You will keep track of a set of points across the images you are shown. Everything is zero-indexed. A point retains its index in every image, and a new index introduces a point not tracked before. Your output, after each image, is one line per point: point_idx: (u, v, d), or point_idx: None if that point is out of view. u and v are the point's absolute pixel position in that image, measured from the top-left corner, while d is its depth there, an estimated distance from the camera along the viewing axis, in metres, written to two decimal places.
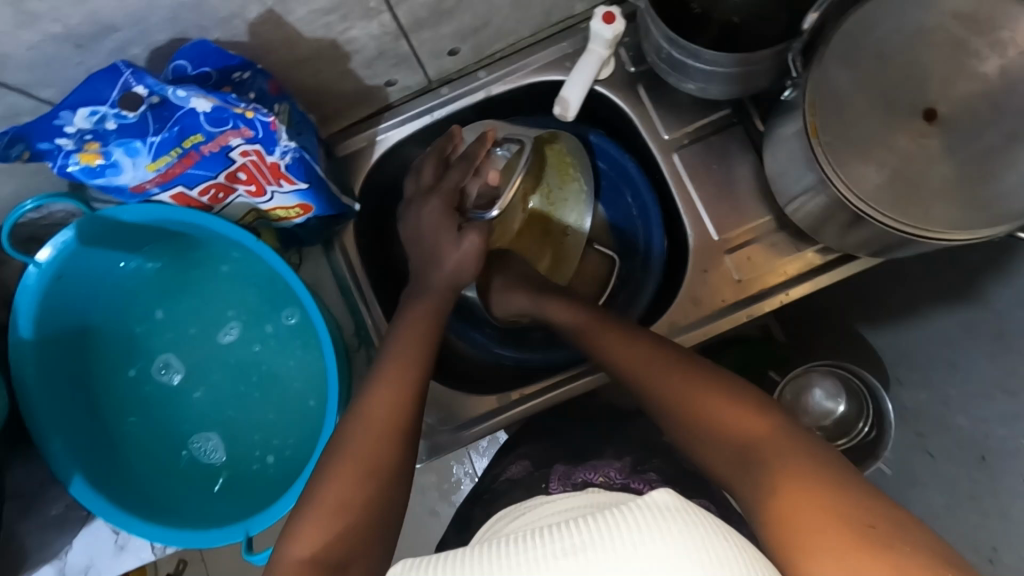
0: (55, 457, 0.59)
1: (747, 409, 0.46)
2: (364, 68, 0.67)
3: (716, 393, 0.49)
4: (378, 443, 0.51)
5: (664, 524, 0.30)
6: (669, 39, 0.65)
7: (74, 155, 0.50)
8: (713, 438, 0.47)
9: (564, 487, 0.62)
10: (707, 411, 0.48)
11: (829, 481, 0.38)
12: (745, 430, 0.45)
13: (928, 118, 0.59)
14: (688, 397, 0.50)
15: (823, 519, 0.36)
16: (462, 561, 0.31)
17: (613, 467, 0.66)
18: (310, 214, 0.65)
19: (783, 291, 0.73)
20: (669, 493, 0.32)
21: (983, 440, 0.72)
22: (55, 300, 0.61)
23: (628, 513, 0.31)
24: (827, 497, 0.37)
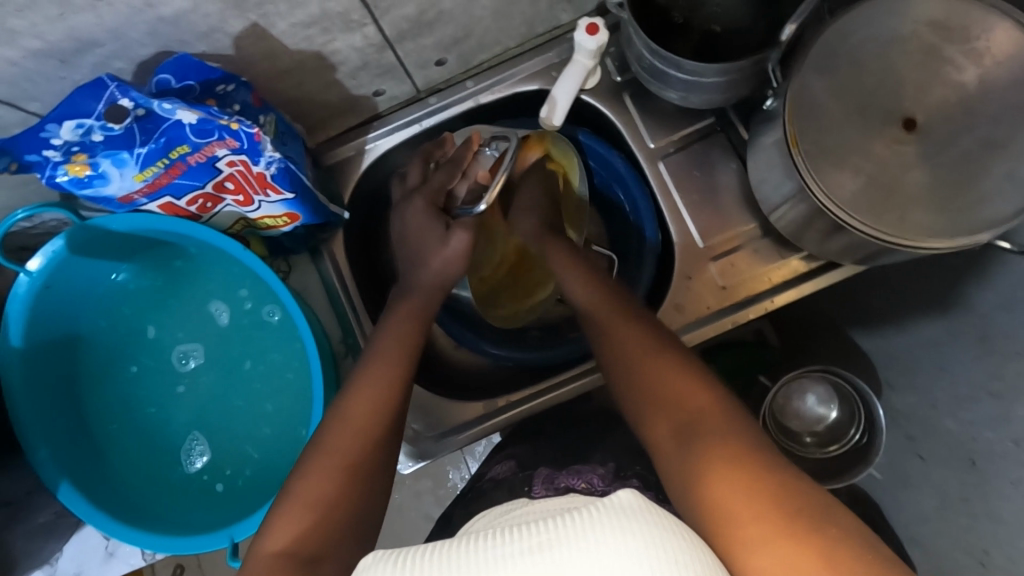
0: (44, 464, 0.60)
1: (701, 393, 0.48)
2: (350, 79, 0.68)
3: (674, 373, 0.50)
4: (354, 441, 0.51)
5: (629, 523, 0.31)
6: (650, 49, 0.65)
7: (61, 166, 0.50)
8: (653, 414, 0.49)
9: (546, 491, 0.65)
10: (661, 383, 0.50)
11: (761, 467, 0.40)
12: (691, 405, 0.47)
13: (906, 126, 0.60)
14: (643, 368, 0.52)
15: (748, 503, 0.38)
16: (439, 560, 0.32)
17: (597, 472, 0.67)
18: (298, 222, 0.66)
19: (768, 298, 0.73)
20: (632, 494, 0.34)
21: (970, 443, 0.72)
22: (44, 308, 0.61)
23: (595, 514, 0.32)
24: (749, 476, 0.40)
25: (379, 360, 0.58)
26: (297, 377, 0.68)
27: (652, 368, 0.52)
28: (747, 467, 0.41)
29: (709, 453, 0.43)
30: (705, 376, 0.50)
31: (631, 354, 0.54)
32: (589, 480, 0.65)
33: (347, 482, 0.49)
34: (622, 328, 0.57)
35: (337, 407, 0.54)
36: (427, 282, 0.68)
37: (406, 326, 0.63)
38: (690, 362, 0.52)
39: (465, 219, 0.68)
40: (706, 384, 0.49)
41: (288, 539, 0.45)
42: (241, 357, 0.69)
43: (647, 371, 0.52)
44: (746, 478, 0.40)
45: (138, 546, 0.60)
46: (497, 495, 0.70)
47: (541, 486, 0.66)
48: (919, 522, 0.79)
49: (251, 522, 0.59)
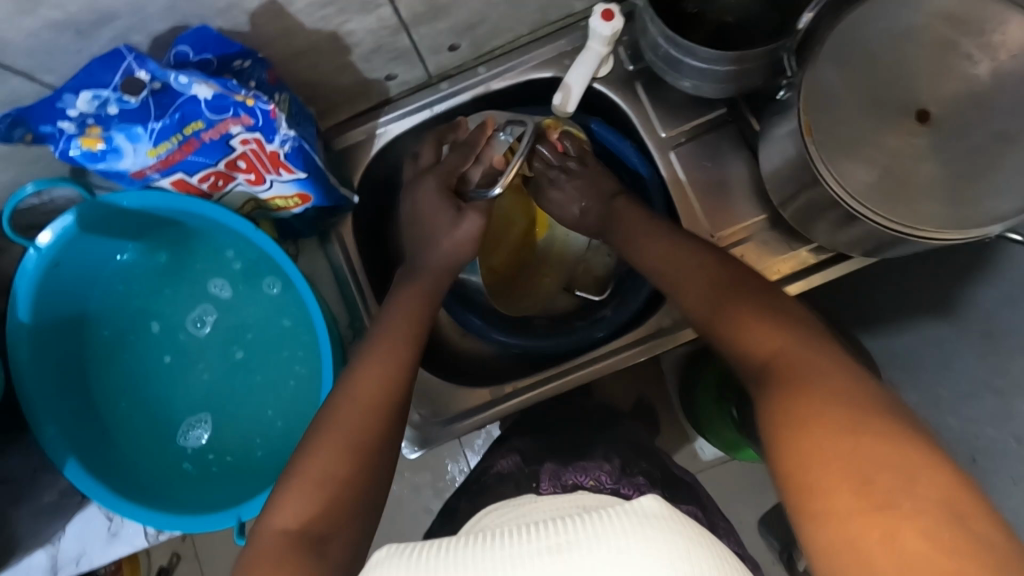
0: (50, 441, 0.60)
1: (797, 347, 0.44)
2: (363, 62, 0.67)
3: (760, 320, 0.48)
4: (363, 418, 0.52)
5: (653, 528, 0.32)
6: (667, 37, 0.65)
7: (75, 139, 0.50)
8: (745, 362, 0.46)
9: (553, 487, 0.62)
10: (758, 334, 0.47)
11: (849, 414, 0.37)
12: (787, 358, 0.43)
13: (921, 118, 0.60)
14: (739, 326, 0.49)
15: (842, 464, 0.34)
16: (453, 553, 0.32)
17: (604, 469, 0.67)
18: (309, 204, 0.66)
19: (776, 289, 0.73)
20: (655, 499, 0.34)
21: (972, 441, 0.73)
22: (53, 284, 0.61)
23: (619, 518, 0.32)
24: (851, 431, 0.36)
25: (391, 340, 0.58)
26: (306, 358, 0.68)
27: (748, 317, 0.48)
28: (854, 419, 0.36)
29: (807, 405, 0.39)
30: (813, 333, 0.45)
31: (732, 308, 0.50)
32: (597, 478, 0.65)
33: (358, 461, 0.49)
34: (714, 288, 0.54)
35: (345, 382, 0.55)
36: (439, 268, 0.67)
37: (418, 308, 0.63)
38: (788, 311, 0.48)
39: (480, 203, 0.68)
40: (812, 339, 0.45)
41: (298, 520, 0.45)
42: (250, 336, 0.69)
43: (748, 325, 0.48)
44: (857, 435, 0.35)
45: (142, 524, 0.59)
46: (503, 491, 0.69)
47: (548, 483, 0.64)
48: None
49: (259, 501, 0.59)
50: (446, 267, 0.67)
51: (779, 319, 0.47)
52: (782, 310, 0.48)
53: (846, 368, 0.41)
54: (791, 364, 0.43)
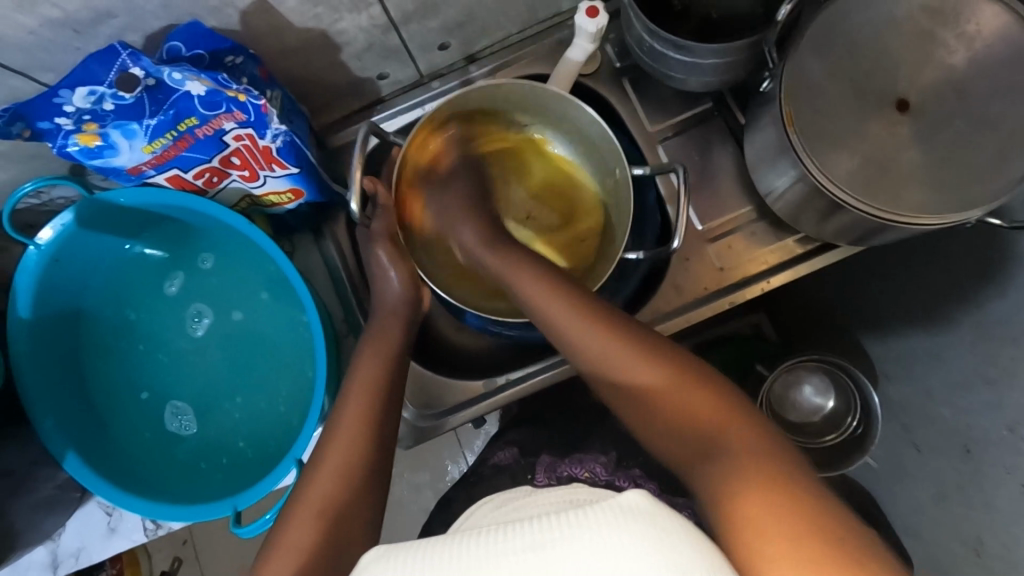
0: (49, 434, 0.61)
1: (712, 404, 0.48)
2: (355, 60, 0.69)
3: (684, 387, 0.50)
4: (336, 481, 0.53)
5: (637, 523, 0.31)
6: (649, 31, 0.66)
7: (73, 135, 0.52)
8: (679, 434, 0.48)
9: (550, 480, 0.67)
10: (691, 414, 0.49)
11: (781, 480, 0.40)
12: (713, 425, 0.47)
13: (900, 108, 0.61)
14: (685, 406, 0.49)
15: (781, 529, 0.36)
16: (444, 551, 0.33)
17: (599, 462, 0.69)
18: (302, 200, 0.67)
19: (764, 279, 0.74)
20: (637, 494, 0.33)
21: (966, 431, 0.73)
22: (52, 280, 0.63)
23: (596, 513, 0.32)
24: (779, 494, 0.39)
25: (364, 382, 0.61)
26: (299, 353, 0.69)
27: (687, 398, 0.49)
28: (778, 483, 0.40)
29: (730, 471, 0.42)
30: (745, 409, 0.48)
31: (664, 393, 0.51)
32: (592, 469, 0.68)
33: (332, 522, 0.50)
34: (655, 372, 0.52)
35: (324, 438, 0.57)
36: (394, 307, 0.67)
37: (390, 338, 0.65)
38: (703, 371, 0.51)
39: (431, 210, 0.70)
40: (734, 400, 0.49)
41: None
42: (242, 333, 0.70)
43: (695, 403, 0.49)
44: (772, 486, 0.40)
45: (135, 513, 0.60)
46: (500, 483, 0.72)
47: (544, 475, 0.68)
48: (916, 511, 0.81)
49: (253, 490, 0.59)
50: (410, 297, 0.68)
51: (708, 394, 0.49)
52: (713, 382, 0.50)
53: (771, 440, 0.45)
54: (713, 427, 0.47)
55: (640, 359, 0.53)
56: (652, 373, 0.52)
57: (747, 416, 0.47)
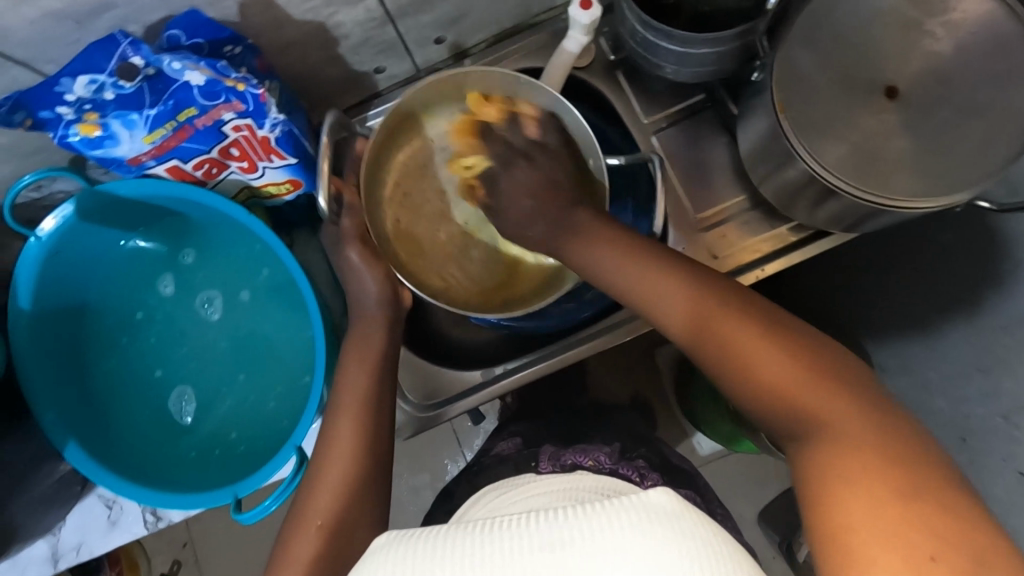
0: (51, 425, 0.62)
1: (781, 349, 0.44)
2: (351, 54, 0.70)
3: (737, 319, 0.47)
4: (329, 497, 0.54)
5: (661, 525, 0.32)
6: (642, 23, 0.67)
7: (74, 125, 0.53)
8: (738, 374, 0.45)
9: (553, 467, 0.65)
10: (757, 359, 0.44)
11: (888, 473, 0.35)
12: (781, 371, 0.43)
13: (889, 95, 0.62)
14: (753, 354, 0.45)
15: (883, 513, 0.33)
16: (457, 543, 0.33)
17: (603, 451, 0.69)
18: (300, 191, 0.68)
19: (758, 267, 0.75)
20: (665, 493, 0.35)
21: (964, 423, 0.74)
22: (52, 272, 0.64)
23: (626, 511, 0.33)
24: (888, 484, 0.35)
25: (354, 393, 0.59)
26: (297, 342, 0.69)
27: (759, 346, 0.44)
28: (882, 474, 0.35)
29: (839, 457, 0.37)
30: (825, 355, 0.43)
31: (721, 329, 0.47)
32: (596, 457, 0.67)
33: (330, 541, 0.51)
34: (713, 312, 0.48)
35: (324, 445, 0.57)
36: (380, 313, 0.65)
37: (375, 340, 0.63)
38: (756, 301, 0.48)
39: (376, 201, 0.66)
40: (810, 348, 0.44)
41: None
42: (241, 323, 0.70)
43: (761, 343, 0.45)
44: (882, 478, 0.35)
45: (137, 501, 0.60)
46: (501, 469, 0.69)
47: (548, 462, 0.66)
48: None
49: (254, 476, 0.59)
50: (388, 298, 0.65)
51: (779, 338, 0.45)
52: (766, 314, 0.47)
53: (865, 405, 0.40)
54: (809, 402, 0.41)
55: (690, 291, 0.50)
56: (696, 308, 0.49)
57: (830, 365, 0.43)
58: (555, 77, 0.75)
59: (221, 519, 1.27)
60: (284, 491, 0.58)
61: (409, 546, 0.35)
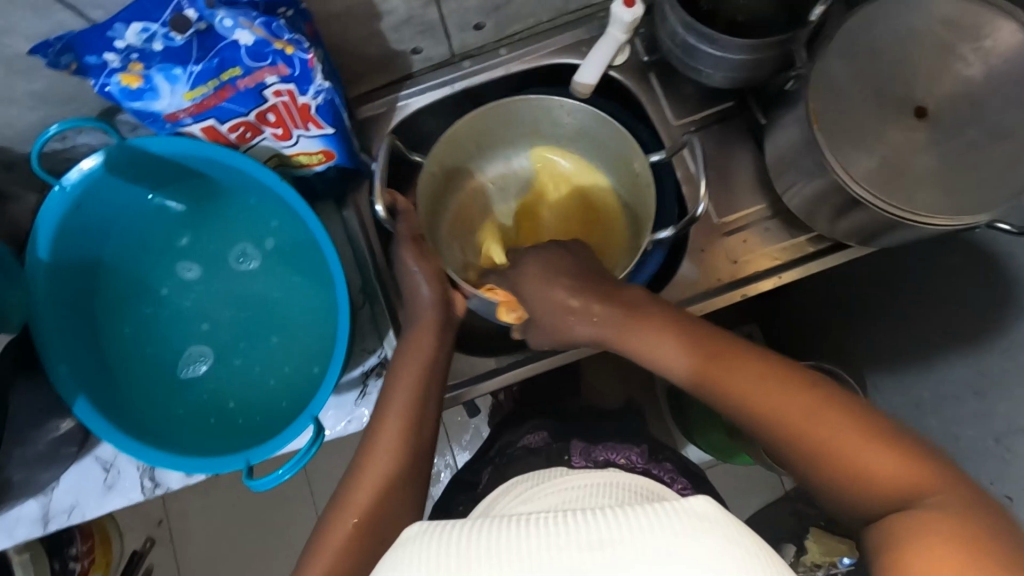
0: (61, 379, 0.60)
1: (829, 415, 0.44)
2: (392, 32, 0.70)
3: (776, 385, 0.48)
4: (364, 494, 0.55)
5: (701, 530, 0.31)
6: (685, 24, 0.69)
7: (117, 74, 0.52)
8: (791, 444, 0.46)
9: (585, 462, 0.68)
10: (806, 426, 0.45)
11: (964, 530, 0.35)
12: (827, 436, 0.44)
13: (918, 114, 0.64)
14: (820, 434, 0.44)
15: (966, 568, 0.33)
16: (494, 537, 0.32)
17: (634, 451, 0.73)
18: (332, 162, 0.68)
19: (776, 275, 0.76)
20: (709, 500, 0.33)
21: (953, 444, 0.76)
22: (73, 224, 0.63)
23: (670, 517, 0.31)
24: (968, 542, 0.35)
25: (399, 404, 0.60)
26: (315, 314, 0.69)
27: (827, 423, 0.44)
28: (961, 532, 0.35)
29: (913, 526, 0.37)
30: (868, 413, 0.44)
31: (799, 418, 0.45)
32: (628, 457, 0.71)
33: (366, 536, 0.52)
34: (797, 400, 0.46)
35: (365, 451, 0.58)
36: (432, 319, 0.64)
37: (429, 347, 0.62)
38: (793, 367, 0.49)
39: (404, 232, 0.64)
40: (851, 407, 0.45)
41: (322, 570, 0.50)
42: (263, 289, 0.70)
43: (845, 430, 0.43)
44: (960, 537, 0.35)
45: (143, 462, 0.59)
46: (534, 461, 0.72)
47: (581, 457, 0.69)
48: None
49: (270, 443, 0.59)
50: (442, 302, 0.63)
51: (840, 409, 0.45)
52: (804, 377, 0.48)
53: (924, 465, 0.41)
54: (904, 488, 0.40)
55: (724, 358, 0.51)
56: (704, 361, 0.51)
57: (882, 424, 0.43)
58: (592, 72, 0.75)
59: (200, 500, 1.25)
60: (299, 461, 0.57)
61: (435, 535, 0.34)
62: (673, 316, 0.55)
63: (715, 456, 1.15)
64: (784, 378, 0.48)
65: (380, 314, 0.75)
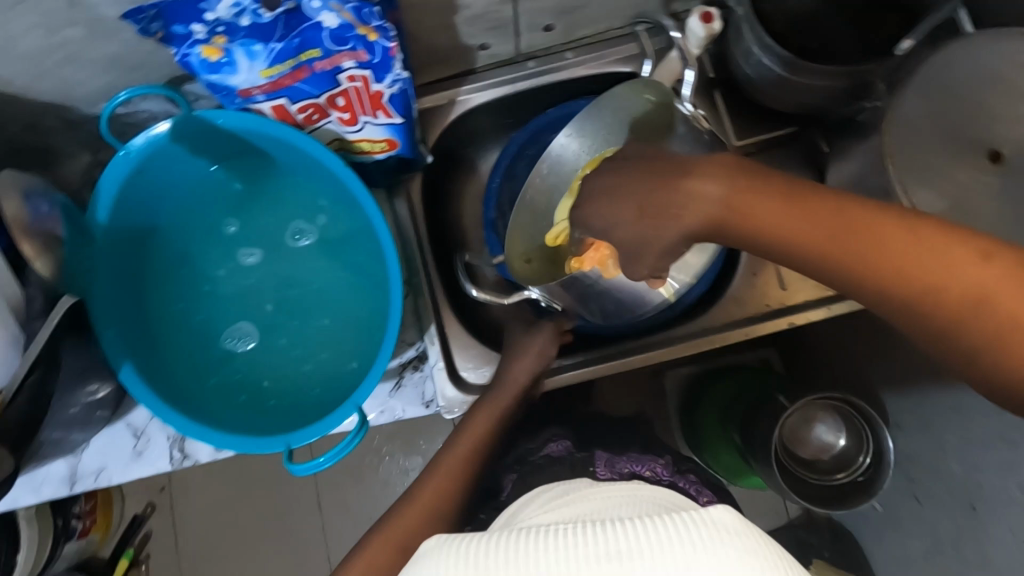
0: (106, 343, 0.59)
1: (893, 239, 0.43)
2: (465, 26, 0.69)
3: (835, 217, 0.44)
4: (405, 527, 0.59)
5: (718, 541, 0.34)
6: (761, 44, 0.67)
7: (200, 45, 0.52)
8: (854, 277, 0.44)
9: (610, 474, 0.68)
10: (869, 254, 0.43)
11: None
12: (899, 265, 0.42)
13: (992, 158, 0.61)
14: (892, 263, 0.42)
15: None
16: (517, 544, 0.35)
17: (659, 462, 0.73)
18: (393, 152, 0.67)
19: (825, 307, 0.73)
20: (729, 510, 0.35)
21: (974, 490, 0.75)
22: (132, 188, 0.63)
23: (689, 529, 0.34)
24: None
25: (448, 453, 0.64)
26: (360, 299, 0.68)
27: (897, 252, 0.42)
28: None
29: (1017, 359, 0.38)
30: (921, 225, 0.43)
31: (914, 272, 0.42)
32: (653, 468, 0.70)
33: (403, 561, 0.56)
34: (853, 227, 0.44)
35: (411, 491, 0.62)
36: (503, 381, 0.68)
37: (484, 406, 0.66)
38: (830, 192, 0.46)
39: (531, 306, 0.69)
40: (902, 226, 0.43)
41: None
42: (311, 268, 0.70)
43: (974, 276, 0.40)
44: None
45: (183, 434, 0.58)
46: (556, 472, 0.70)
47: (605, 468, 0.68)
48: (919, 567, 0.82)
49: (312, 427, 0.58)
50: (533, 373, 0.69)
51: (906, 234, 0.43)
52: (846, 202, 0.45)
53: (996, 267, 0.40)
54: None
55: (761, 202, 0.46)
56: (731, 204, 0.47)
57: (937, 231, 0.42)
58: (658, 86, 0.74)
59: (204, 473, 1.24)
60: (340, 450, 0.56)
61: (448, 548, 0.38)
62: (780, 186, 0.46)
63: (732, 481, 1.12)
64: (918, 231, 0.42)
65: (423, 307, 0.75)
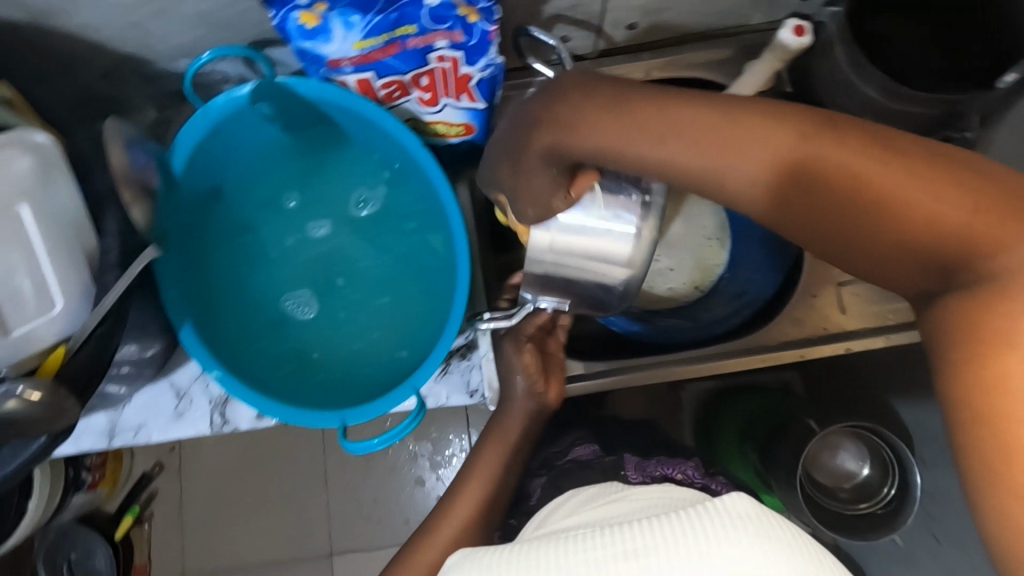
0: (169, 300, 0.59)
1: (886, 166, 0.39)
2: (552, 15, 0.68)
3: (836, 151, 0.39)
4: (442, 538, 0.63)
5: (733, 526, 0.36)
6: (851, 59, 0.65)
7: (299, 11, 0.52)
8: (844, 214, 0.40)
9: (643, 477, 0.66)
10: (860, 185, 0.39)
11: None
12: (892, 195, 0.39)
13: None
14: (890, 194, 0.38)
15: None
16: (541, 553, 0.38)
17: (688, 464, 0.71)
18: (468, 137, 0.66)
19: (884, 336, 0.72)
20: (742, 497, 0.38)
21: None
22: (206, 146, 0.62)
23: (703, 518, 0.37)
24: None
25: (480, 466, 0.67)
26: (417, 279, 0.69)
27: (889, 183, 0.38)
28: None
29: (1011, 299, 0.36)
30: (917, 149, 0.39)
31: (863, 191, 0.39)
32: (684, 471, 0.69)
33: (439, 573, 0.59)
34: (852, 156, 0.39)
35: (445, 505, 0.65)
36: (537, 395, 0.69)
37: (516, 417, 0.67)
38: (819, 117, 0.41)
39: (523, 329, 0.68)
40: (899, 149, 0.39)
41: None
42: (369, 245, 0.70)
43: (913, 199, 0.38)
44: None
45: (238, 400, 0.57)
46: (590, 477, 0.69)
47: (637, 472, 0.66)
48: None
49: (369, 406, 0.58)
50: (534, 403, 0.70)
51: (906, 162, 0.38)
52: (842, 126, 0.40)
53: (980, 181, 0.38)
54: (956, 240, 0.38)
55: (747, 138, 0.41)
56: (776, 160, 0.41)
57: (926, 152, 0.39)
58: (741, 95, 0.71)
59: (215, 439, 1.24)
60: (394, 434, 0.56)
61: (469, 561, 0.42)
62: (674, 116, 0.42)
63: None
64: (830, 141, 0.40)
65: (476, 294, 0.74)
